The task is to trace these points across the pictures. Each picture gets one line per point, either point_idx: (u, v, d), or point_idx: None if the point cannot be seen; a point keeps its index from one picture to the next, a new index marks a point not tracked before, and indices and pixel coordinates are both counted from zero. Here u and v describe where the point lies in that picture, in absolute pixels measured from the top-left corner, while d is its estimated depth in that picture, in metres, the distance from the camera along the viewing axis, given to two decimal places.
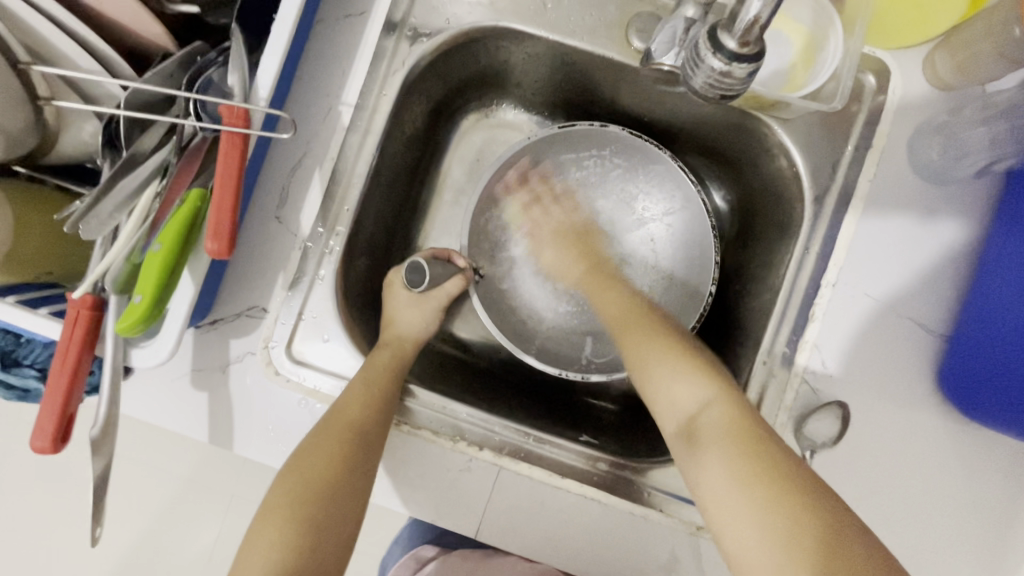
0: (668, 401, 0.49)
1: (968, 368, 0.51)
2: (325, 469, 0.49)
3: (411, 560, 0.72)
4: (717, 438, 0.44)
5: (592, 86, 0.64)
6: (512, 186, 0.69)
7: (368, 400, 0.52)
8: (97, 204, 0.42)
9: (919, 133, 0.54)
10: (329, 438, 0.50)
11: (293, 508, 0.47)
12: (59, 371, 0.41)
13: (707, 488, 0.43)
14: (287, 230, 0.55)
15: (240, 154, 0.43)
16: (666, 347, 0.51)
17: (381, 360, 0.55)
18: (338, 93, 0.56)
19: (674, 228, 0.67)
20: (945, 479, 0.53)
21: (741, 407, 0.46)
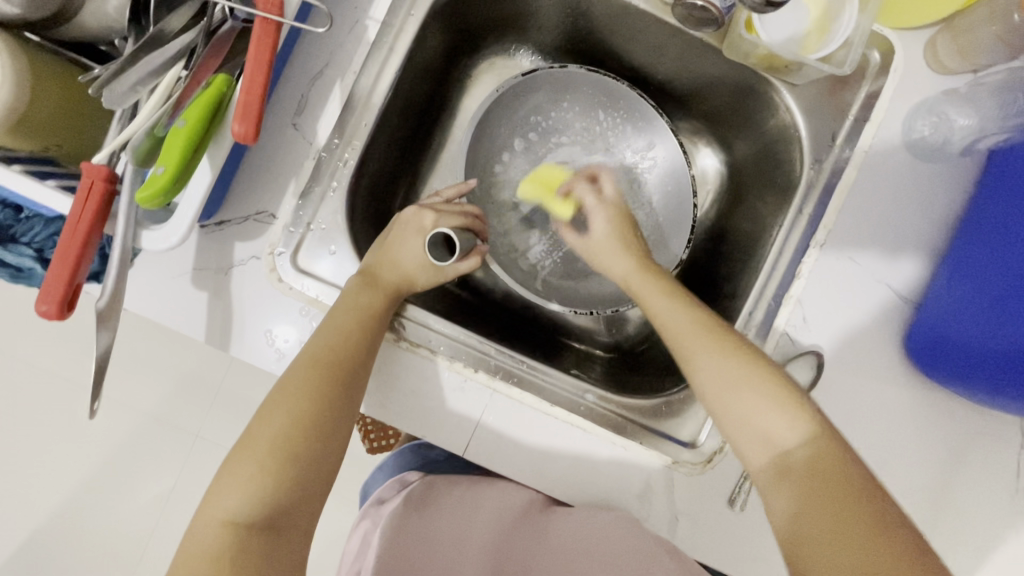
0: (752, 428, 0.49)
1: (937, 331, 0.55)
2: (313, 412, 0.47)
3: (396, 482, 0.74)
4: (809, 472, 0.46)
5: (615, 36, 0.65)
6: (506, 118, 0.71)
7: (349, 339, 0.50)
8: (120, 75, 0.41)
9: (915, 112, 0.58)
10: (316, 375, 0.48)
11: (274, 447, 0.45)
12: (69, 239, 0.41)
13: (787, 518, 0.45)
14: (302, 138, 0.55)
15: (274, 43, 0.43)
16: (750, 372, 0.50)
17: (368, 301, 0.53)
18: (366, 7, 0.56)
19: (655, 173, 0.72)
20: (900, 433, 0.58)
21: (840, 447, 0.47)
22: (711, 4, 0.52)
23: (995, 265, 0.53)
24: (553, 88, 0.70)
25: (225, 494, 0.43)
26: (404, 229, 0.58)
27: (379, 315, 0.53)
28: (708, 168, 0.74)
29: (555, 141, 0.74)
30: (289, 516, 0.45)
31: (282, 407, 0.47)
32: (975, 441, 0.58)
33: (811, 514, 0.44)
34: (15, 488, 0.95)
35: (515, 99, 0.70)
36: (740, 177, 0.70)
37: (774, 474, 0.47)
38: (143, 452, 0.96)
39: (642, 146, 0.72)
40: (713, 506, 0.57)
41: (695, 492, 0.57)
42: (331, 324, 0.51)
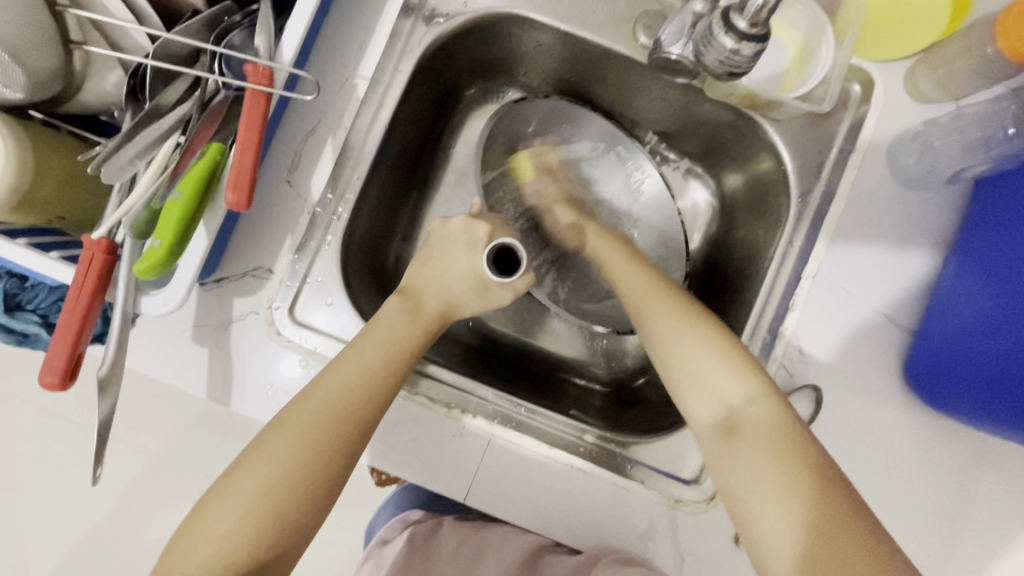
0: (706, 390, 0.49)
1: (934, 357, 0.55)
2: (305, 458, 0.46)
3: (399, 524, 0.76)
4: (760, 436, 0.45)
5: (601, 81, 0.67)
6: (495, 154, 0.72)
7: (362, 384, 0.49)
8: (119, 150, 0.43)
9: (897, 142, 0.58)
10: (320, 417, 0.47)
11: (260, 499, 0.44)
12: (71, 311, 0.42)
13: (737, 471, 0.45)
14: (297, 194, 0.56)
15: (264, 111, 0.45)
16: (701, 331, 0.52)
17: (397, 335, 0.53)
18: (355, 65, 0.57)
19: (648, 200, 0.73)
20: (905, 463, 0.57)
21: (783, 406, 0.47)
22: (684, 57, 0.52)
23: (990, 290, 0.54)
24: (535, 123, 0.72)
25: (206, 541, 0.43)
26: (452, 241, 0.60)
27: (414, 350, 0.53)
28: (699, 201, 0.74)
29: (553, 177, 0.74)
30: (267, 569, 0.44)
31: (277, 451, 0.46)
32: (982, 472, 0.58)
33: (767, 472, 0.43)
34: (30, 539, 0.96)
35: (498, 132, 0.70)
36: (731, 207, 0.71)
37: (720, 432, 0.47)
38: (150, 497, 0.96)
39: (632, 174, 0.73)
40: (718, 546, 0.57)
41: (698, 532, 0.57)
42: (350, 363, 0.50)
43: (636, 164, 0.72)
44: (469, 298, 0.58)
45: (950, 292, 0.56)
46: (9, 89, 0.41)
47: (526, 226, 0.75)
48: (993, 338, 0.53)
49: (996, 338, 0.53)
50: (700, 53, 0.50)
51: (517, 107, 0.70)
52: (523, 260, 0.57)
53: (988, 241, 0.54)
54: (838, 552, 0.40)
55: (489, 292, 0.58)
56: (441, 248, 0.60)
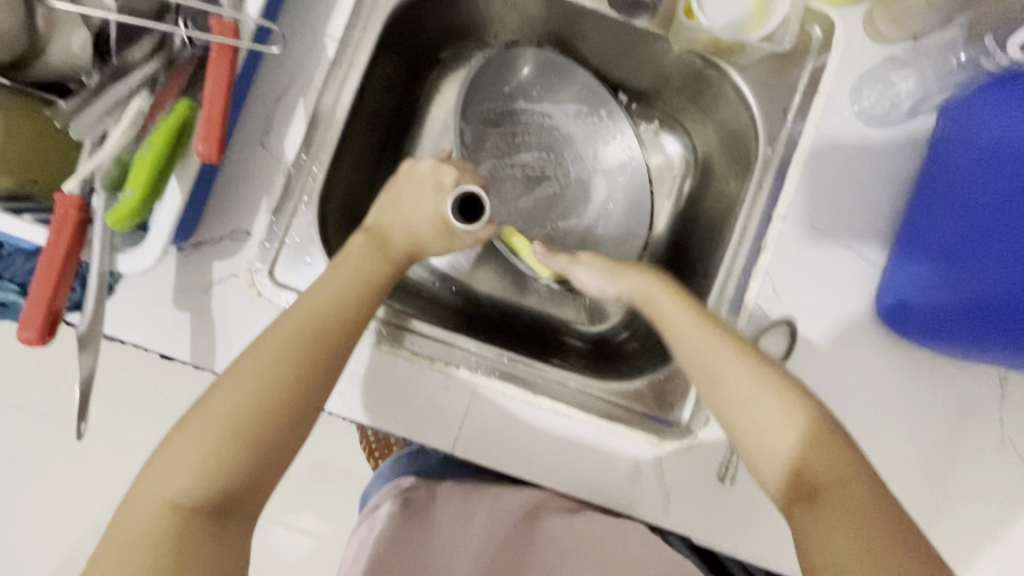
0: (771, 452, 0.47)
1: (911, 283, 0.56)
2: (282, 377, 0.46)
3: (391, 489, 0.74)
4: (839, 491, 0.43)
5: (578, 39, 0.68)
6: (479, 98, 0.73)
7: (336, 309, 0.50)
8: (87, 106, 0.43)
9: (860, 83, 0.60)
10: (294, 339, 0.48)
11: (238, 417, 0.44)
12: (46, 268, 0.42)
13: (815, 540, 0.43)
14: (271, 156, 0.56)
15: (230, 66, 0.45)
16: (767, 383, 0.48)
17: (369, 265, 0.54)
18: (323, 26, 0.57)
19: (624, 162, 0.74)
20: (879, 392, 0.59)
21: (852, 458, 0.45)
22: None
23: (956, 215, 0.54)
24: (521, 70, 0.73)
25: (179, 465, 0.43)
26: (422, 184, 0.60)
27: (384, 278, 0.54)
28: (673, 153, 0.75)
29: (528, 124, 0.75)
30: (244, 492, 0.44)
31: (251, 375, 0.46)
32: (950, 396, 0.60)
33: (844, 546, 0.42)
34: (18, 540, 0.94)
35: (481, 76, 0.71)
36: (704, 160, 0.72)
37: (793, 495, 0.45)
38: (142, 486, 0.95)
39: (612, 134, 0.73)
40: (704, 483, 0.58)
41: (683, 471, 0.58)
42: (321, 291, 0.51)
43: (618, 126, 0.73)
44: (434, 239, 0.59)
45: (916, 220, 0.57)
46: None
47: (502, 177, 0.75)
48: (959, 262, 0.54)
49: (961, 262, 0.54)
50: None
51: (508, 53, 0.71)
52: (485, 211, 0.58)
53: (950, 166, 0.55)
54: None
55: (455, 238, 0.59)
56: (408, 190, 0.60)
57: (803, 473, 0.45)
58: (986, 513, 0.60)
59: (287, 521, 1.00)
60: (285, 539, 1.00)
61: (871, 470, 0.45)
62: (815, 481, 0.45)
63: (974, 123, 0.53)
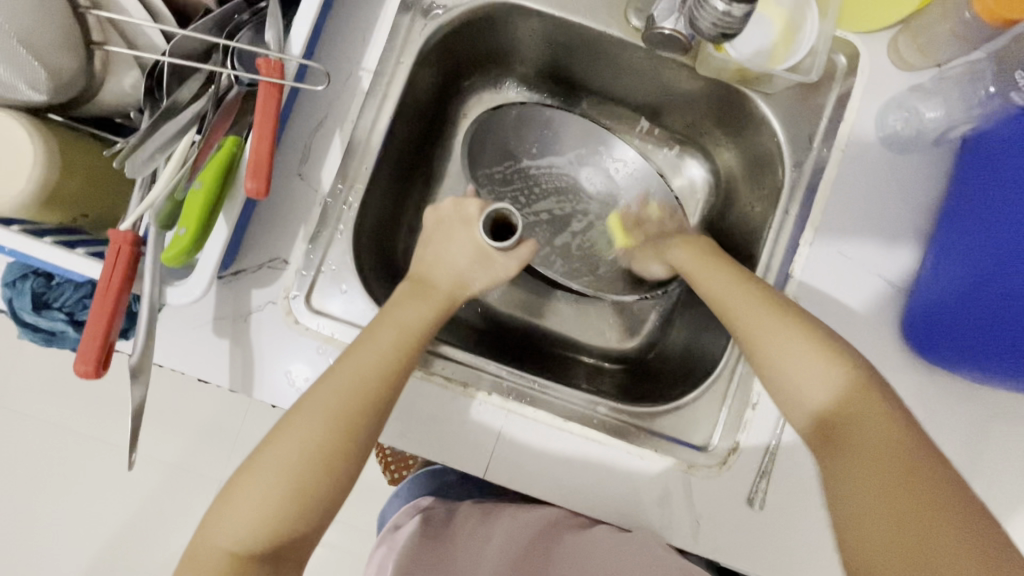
0: (798, 396, 0.51)
1: (937, 307, 0.56)
2: (331, 436, 0.47)
3: (412, 508, 0.76)
4: (852, 435, 0.47)
5: (586, 74, 0.71)
6: (484, 156, 0.75)
7: (380, 367, 0.49)
8: (141, 145, 0.45)
9: (884, 109, 0.61)
10: (341, 395, 0.48)
11: (288, 476, 0.45)
12: (101, 302, 0.44)
13: (850, 496, 0.45)
14: (308, 186, 0.58)
15: (277, 103, 0.46)
16: (799, 329, 0.52)
17: (410, 318, 0.53)
18: (358, 59, 0.59)
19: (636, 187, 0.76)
20: (908, 418, 0.59)
21: (886, 409, 0.47)
22: (678, 31, 0.55)
23: (981, 236, 0.54)
24: (515, 126, 0.76)
25: (234, 521, 0.44)
26: (448, 224, 0.61)
27: (426, 330, 0.54)
28: (696, 178, 0.76)
29: (541, 171, 0.78)
30: (293, 546, 0.46)
31: (284, 452, 0.46)
32: (981, 421, 0.60)
33: (867, 496, 0.44)
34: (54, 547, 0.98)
35: (479, 138, 0.74)
36: (727, 184, 0.73)
37: (822, 439, 0.49)
38: (177, 488, 1.01)
39: (612, 162, 0.77)
40: (732, 507, 0.59)
41: (712, 497, 0.59)
42: (359, 352, 0.50)
43: (616, 148, 0.76)
44: (476, 270, 0.60)
45: (949, 243, 0.57)
46: (33, 91, 0.43)
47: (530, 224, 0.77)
48: (988, 287, 0.53)
49: (989, 287, 0.53)
50: (695, 18, 0.52)
51: (495, 115, 0.74)
52: (518, 228, 0.60)
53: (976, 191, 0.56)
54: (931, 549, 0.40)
55: (493, 260, 0.60)
56: (439, 230, 0.61)
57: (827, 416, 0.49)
58: None
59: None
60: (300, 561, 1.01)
61: (929, 448, 0.44)
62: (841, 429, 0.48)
63: (1006, 149, 0.53)
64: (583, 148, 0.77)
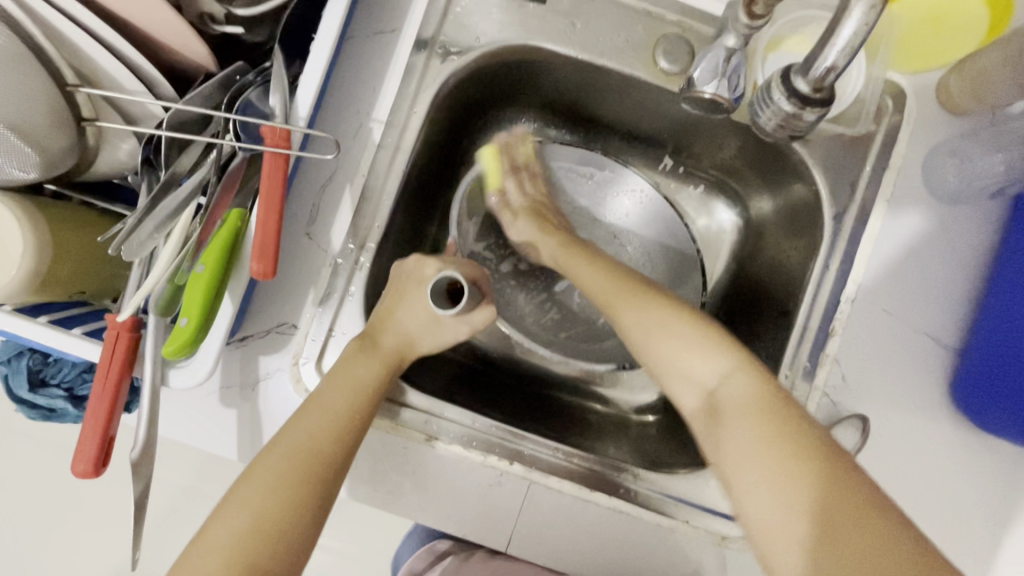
0: (684, 377, 0.49)
1: (983, 383, 0.54)
2: (277, 507, 0.46)
3: (427, 553, 0.75)
4: (741, 412, 0.44)
5: (607, 111, 0.67)
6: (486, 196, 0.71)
7: (330, 427, 0.49)
8: (138, 225, 0.41)
9: (933, 155, 0.56)
10: (290, 460, 0.47)
11: (231, 553, 0.44)
12: (99, 396, 0.41)
13: (731, 447, 0.44)
14: (317, 246, 0.55)
15: (283, 175, 0.43)
16: (672, 314, 0.51)
17: (363, 376, 0.52)
18: (368, 109, 0.55)
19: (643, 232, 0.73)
20: (956, 488, 0.56)
21: (762, 375, 0.46)
22: (719, 95, 0.50)
23: None
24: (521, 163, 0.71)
25: None
26: (407, 288, 0.57)
27: (380, 387, 0.53)
28: (725, 222, 0.73)
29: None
30: None
31: (247, 504, 0.46)
32: None
33: (770, 488, 0.41)
34: None
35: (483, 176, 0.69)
36: (757, 226, 0.69)
37: (706, 416, 0.47)
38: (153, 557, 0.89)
39: (623, 205, 0.73)
40: None
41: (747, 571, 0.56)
42: (310, 412, 0.50)
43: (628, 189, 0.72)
44: (424, 335, 0.57)
45: (987, 322, 0.54)
46: (22, 171, 0.39)
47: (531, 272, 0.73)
48: None
49: None
50: (757, 114, 0.50)
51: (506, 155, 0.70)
52: (466, 295, 0.54)
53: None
54: (875, 558, 0.36)
55: (443, 325, 0.57)
56: (396, 294, 0.57)
57: (716, 402, 0.46)
58: None
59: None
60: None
61: (820, 439, 0.42)
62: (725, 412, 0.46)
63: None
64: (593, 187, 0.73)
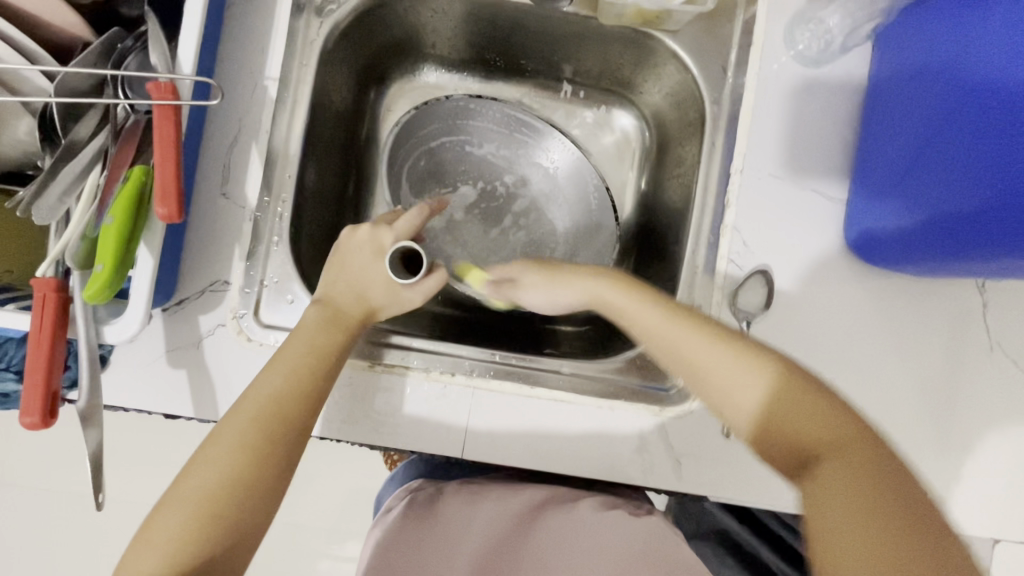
0: (732, 405, 0.47)
1: (923, 228, 0.52)
2: (241, 462, 0.46)
3: (403, 490, 0.71)
4: (843, 473, 0.41)
5: (514, 42, 0.71)
6: (412, 148, 0.73)
7: (296, 389, 0.50)
8: (44, 190, 0.44)
9: (791, 26, 0.61)
10: (255, 419, 0.47)
11: (200, 502, 0.44)
12: (36, 353, 0.44)
13: (824, 506, 0.40)
14: (234, 204, 0.58)
15: (175, 123, 0.46)
16: (731, 349, 0.48)
17: (320, 338, 0.53)
18: (260, 69, 0.58)
19: (562, 178, 0.75)
20: (861, 321, 0.60)
21: (837, 413, 0.44)
22: None
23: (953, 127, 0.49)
24: (446, 114, 0.74)
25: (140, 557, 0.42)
26: (358, 252, 0.58)
27: (341, 349, 0.53)
28: (627, 127, 0.77)
29: (466, 169, 0.76)
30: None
31: (213, 459, 0.46)
32: (930, 314, 0.61)
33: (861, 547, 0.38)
34: None
35: (408, 125, 0.71)
36: (657, 130, 0.73)
37: (788, 455, 0.44)
38: None
39: (547, 152, 0.76)
40: (710, 439, 0.60)
41: (688, 434, 0.60)
42: (276, 373, 0.50)
43: (550, 143, 0.75)
44: (385, 301, 0.57)
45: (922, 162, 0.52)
46: None
47: (464, 221, 0.76)
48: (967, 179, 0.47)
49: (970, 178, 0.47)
50: None
51: (430, 108, 0.72)
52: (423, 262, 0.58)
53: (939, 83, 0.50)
54: (903, 551, 0.37)
55: (403, 295, 0.57)
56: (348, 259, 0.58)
57: (804, 447, 0.44)
58: (988, 423, 0.60)
59: (332, 553, 1.02)
60: (335, 572, 1.02)
61: (855, 433, 0.43)
62: (782, 429, 0.45)
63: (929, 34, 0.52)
64: (514, 137, 0.76)
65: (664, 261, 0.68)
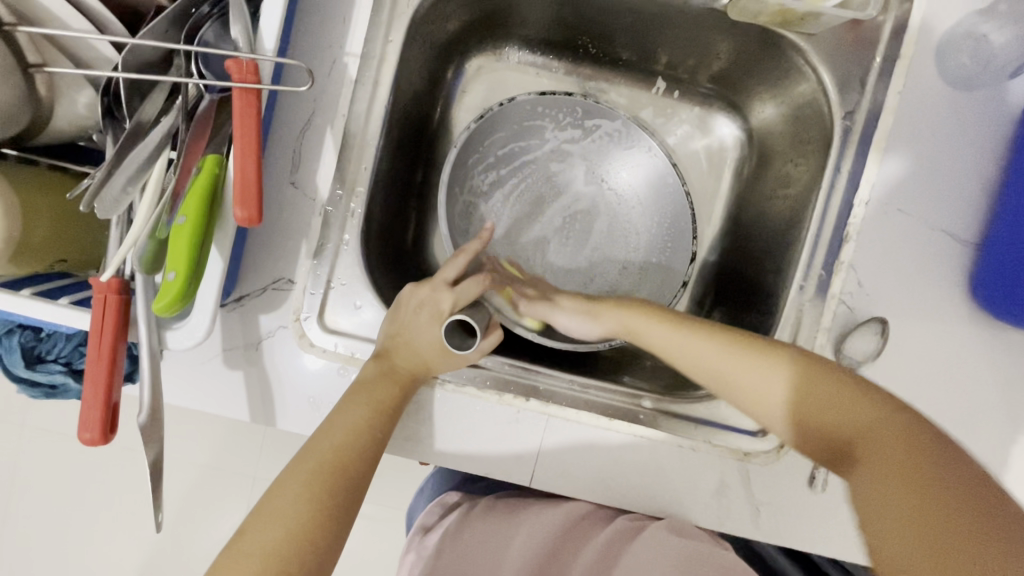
0: (750, 396, 0.48)
1: None
2: (306, 518, 0.43)
3: (437, 507, 0.69)
4: (867, 434, 0.42)
5: (612, 27, 0.64)
6: (484, 144, 0.67)
7: (356, 442, 0.47)
8: (109, 179, 0.38)
9: (945, 42, 0.53)
10: (318, 469, 0.45)
11: (269, 564, 0.41)
12: (96, 362, 0.39)
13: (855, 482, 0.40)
14: (304, 195, 0.52)
15: (257, 111, 0.40)
16: (713, 332, 0.50)
17: (386, 394, 0.50)
18: (341, 43, 0.51)
19: (640, 185, 0.69)
20: (980, 384, 0.54)
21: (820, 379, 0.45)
22: None
23: None
24: (518, 113, 0.67)
25: None
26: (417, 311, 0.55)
27: (400, 406, 0.50)
28: (727, 137, 0.70)
29: (538, 170, 0.71)
30: None
31: (277, 514, 0.43)
32: None
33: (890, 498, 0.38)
34: None
35: (479, 123, 0.65)
36: (763, 141, 0.67)
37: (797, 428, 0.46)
38: (173, 530, 0.89)
39: (625, 149, 0.69)
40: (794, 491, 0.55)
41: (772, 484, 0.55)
42: (338, 423, 0.48)
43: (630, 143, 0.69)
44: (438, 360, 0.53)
45: None
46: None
47: (529, 230, 0.70)
48: None
49: None
50: None
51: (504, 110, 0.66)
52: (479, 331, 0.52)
53: None
54: (952, 524, 0.34)
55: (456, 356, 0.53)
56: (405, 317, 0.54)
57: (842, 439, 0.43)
58: None
59: None
60: None
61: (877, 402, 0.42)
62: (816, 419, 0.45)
63: None
64: (591, 137, 0.70)
65: (757, 288, 0.63)
